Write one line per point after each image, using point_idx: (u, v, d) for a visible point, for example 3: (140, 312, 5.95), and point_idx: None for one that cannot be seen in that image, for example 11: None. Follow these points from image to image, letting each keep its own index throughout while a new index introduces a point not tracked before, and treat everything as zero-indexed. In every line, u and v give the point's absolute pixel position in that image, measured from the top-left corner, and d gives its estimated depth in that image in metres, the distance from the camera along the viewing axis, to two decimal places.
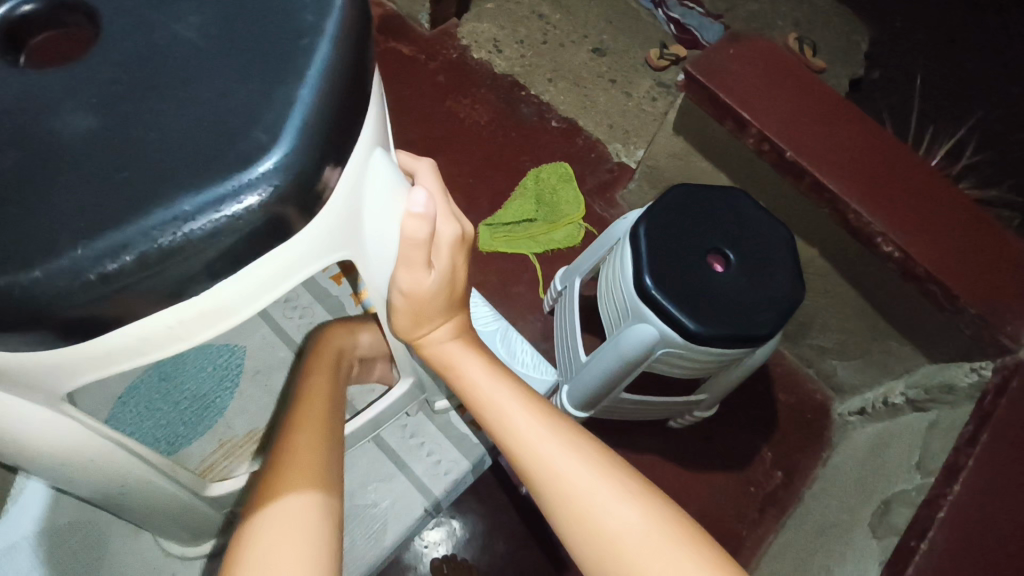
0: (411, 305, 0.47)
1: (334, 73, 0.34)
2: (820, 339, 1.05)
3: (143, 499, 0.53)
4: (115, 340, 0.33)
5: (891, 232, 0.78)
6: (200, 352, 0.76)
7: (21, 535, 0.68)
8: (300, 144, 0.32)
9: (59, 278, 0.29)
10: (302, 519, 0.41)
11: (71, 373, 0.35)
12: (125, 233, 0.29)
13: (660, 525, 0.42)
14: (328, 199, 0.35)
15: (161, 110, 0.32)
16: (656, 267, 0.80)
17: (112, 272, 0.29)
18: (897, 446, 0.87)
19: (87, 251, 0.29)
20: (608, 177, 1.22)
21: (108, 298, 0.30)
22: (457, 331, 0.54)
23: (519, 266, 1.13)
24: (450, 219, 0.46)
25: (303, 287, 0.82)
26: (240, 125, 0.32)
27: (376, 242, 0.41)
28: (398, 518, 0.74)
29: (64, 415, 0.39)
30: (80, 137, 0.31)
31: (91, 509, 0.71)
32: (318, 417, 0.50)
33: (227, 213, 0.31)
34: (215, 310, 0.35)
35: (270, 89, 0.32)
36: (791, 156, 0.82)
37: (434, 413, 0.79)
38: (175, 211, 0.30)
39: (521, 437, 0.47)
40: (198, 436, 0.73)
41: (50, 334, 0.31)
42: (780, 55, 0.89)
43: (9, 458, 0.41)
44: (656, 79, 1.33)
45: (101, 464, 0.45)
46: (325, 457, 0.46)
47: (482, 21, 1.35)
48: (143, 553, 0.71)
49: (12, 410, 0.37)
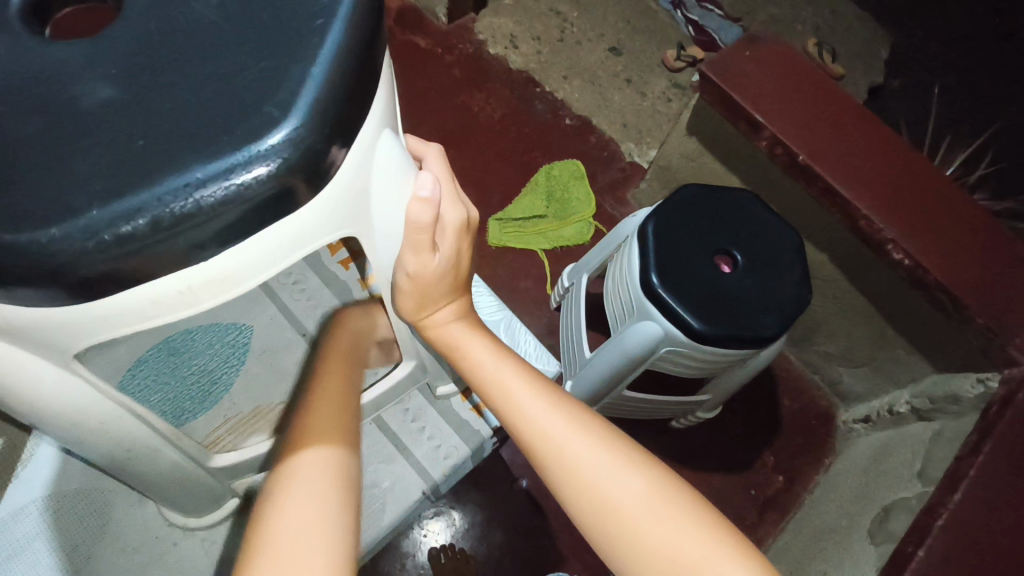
0: (416, 288, 0.48)
1: (347, 52, 0.35)
2: (826, 345, 1.05)
3: (149, 466, 0.54)
4: (127, 301, 0.34)
5: (902, 240, 0.78)
6: (208, 328, 0.77)
7: (31, 498, 0.70)
8: (311, 120, 0.33)
9: (74, 237, 0.30)
10: (316, 482, 0.42)
11: (80, 332, 0.36)
12: (139, 197, 0.30)
13: (659, 492, 0.43)
14: (334, 175, 0.36)
15: (180, 83, 0.33)
16: (662, 265, 0.80)
17: (125, 234, 0.30)
18: (900, 454, 0.87)
19: (102, 214, 0.30)
20: (620, 176, 1.23)
21: (122, 258, 0.31)
22: (460, 313, 0.54)
23: (527, 260, 1.14)
24: (456, 206, 0.47)
25: (310, 268, 0.82)
26: (254, 99, 0.33)
27: (382, 224, 0.43)
28: (398, 500, 0.75)
29: (74, 376, 0.40)
30: (101, 105, 0.32)
31: (97, 477, 0.73)
32: (336, 388, 0.51)
33: (237, 181, 0.31)
34: (225, 277, 0.36)
35: (284, 67, 0.33)
36: (803, 160, 0.82)
37: (436, 398, 0.79)
38: (188, 177, 0.31)
39: (524, 414, 0.48)
40: (204, 412, 0.74)
41: (62, 291, 0.32)
42: (797, 59, 0.89)
43: (21, 415, 0.43)
44: (671, 80, 1.33)
45: (108, 428, 0.46)
46: (342, 426, 0.47)
47: (499, 16, 1.36)
48: (145, 522, 0.72)
49: (25, 367, 0.38)
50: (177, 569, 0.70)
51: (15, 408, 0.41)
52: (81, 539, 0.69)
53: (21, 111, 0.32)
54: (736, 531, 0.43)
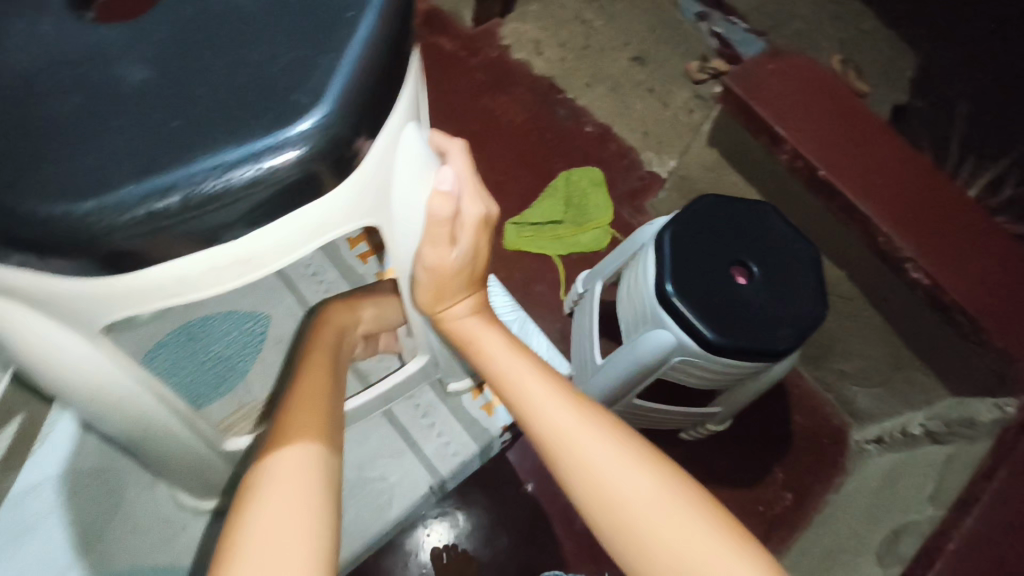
0: (434, 280, 0.48)
1: (376, 44, 0.35)
2: (841, 364, 1.05)
3: (165, 446, 0.54)
4: (153, 277, 0.35)
5: (921, 259, 0.77)
6: (227, 315, 0.78)
7: (46, 476, 0.71)
8: (339, 109, 0.33)
9: (109, 210, 0.31)
10: (297, 472, 0.43)
11: (105, 305, 0.37)
12: (173, 175, 0.31)
13: (668, 488, 0.43)
14: (359, 164, 0.37)
15: (214, 68, 0.34)
16: (678, 274, 0.80)
17: (158, 210, 0.31)
18: (912, 477, 0.86)
19: (137, 189, 0.31)
20: (639, 185, 1.23)
21: (152, 234, 0.32)
22: (476, 308, 0.55)
23: (542, 265, 1.15)
24: (477, 201, 0.48)
25: (328, 260, 0.83)
26: (285, 87, 0.33)
27: (404, 215, 0.43)
28: (406, 495, 0.76)
29: (101, 352, 0.41)
30: (138, 87, 0.33)
31: (111, 458, 0.74)
32: (317, 387, 0.52)
33: (267, 164, 0.32)
34: (248, 257, 0.37)
35: (315, 56, 0.34)
36: (823, 175, 0.82)
37: (447, 395, 0.79)
38: (220, 158, 0.32)
39: (535, 407, 0.48)
40: (219, 398, 0.75)
41: (91, 263, 0.33)
42: (823, 74, 0.89)
43: (47, 385, 0.44)
44: (695, 91, 1.33)
45: (130, 406, 0.47)
46: (322, 421, 0.48)
47: (525, 22, 1.37)
48: (157, 505, 0.73)
49: (55, 342, 0.39)
50: (188, 550, 0.71)
51: (43, 378, 0.43)
52: (96, 518, 0.71)
53: (62, 90, 0.33)
54: (747, 533, 0.42)
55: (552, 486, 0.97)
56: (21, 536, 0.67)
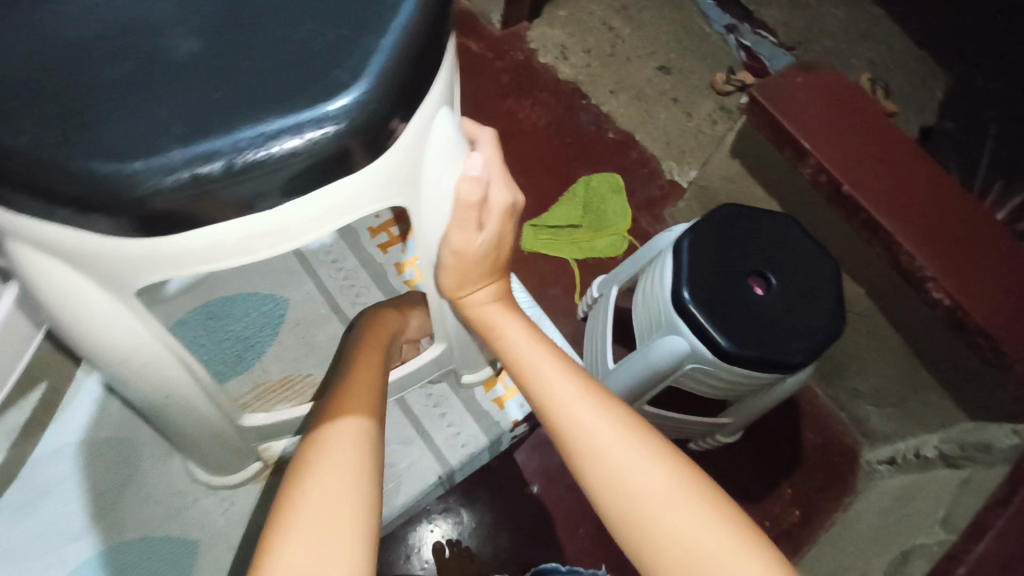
0: (458, 265, 0.49)
1: (416, 27, 0.36)
2: (855, 383, 1.04)
3: (185, 416, 0.55)
4: (191, 242, 0.37)
5: (943, 279, 0.76)
6: (247, 297, 0.79)
7: (67, 442, 0.74)
8: (377, 88, 0.35)
9: (155, 172, 0.33)
10: (347, 440, 0.48)
11: (140, 269, 0.38)
12: (217, 142, 0.33)
13: (684, 482, 0.44)
14: (393, 144, 0.38)
15: (258, 42, 0.35)
16: (695, 281, 0.80)
17: (201, 175, 0.33)
18: (923, 500, 0.85)
19: (183, 154, 0.33)
20: (658, 194, 1.23)
21: (194, 198, 0.34)
22: (497, 295, 0.57)
23: (558, 268, 1.15)
24: (505, 189, 0.48)
25: (349, 249, 0.83)
26: (327, 64, 0.35)
27: (434, 199, 0.44)
28: (414, 482, 0.76)
29: (132, 315, 0.42)
30: (183, 57, 0.35)
31: (129, 429, 0.76)
32: (370, 371, 0.58)
33: (307, 137, 0.34)
34: (282, 229, 0.38)
35: (358, 35, 0.35)
36: (847, 190, 0.82)
37: (460, 386, 0.80)
38: (263, 128, 0.33)
39: (556, 395, 0.50)
40: (236, 376, 0.76)
41: (128, 224, 0.34)
42: (850, 89, 0.89)
43: (78, 346, 0.45)
44: (719, 103, 1.33)
45: (155, 372, 0.48)
46: (372, 399, 0.53)
47: (552, 27, 1.38)
48: (172, 476, 0.74)
49: (86, 302, 0.40)
50: (198, 523, 0.72)
51: (75, 339, 0.44)
52: (111, 485, 0.73)
53: (107, 57, 0.34)
54: (759, 532, 0.43)
55: (558, 488, 0.97)
56: (44, 495, 0.71)
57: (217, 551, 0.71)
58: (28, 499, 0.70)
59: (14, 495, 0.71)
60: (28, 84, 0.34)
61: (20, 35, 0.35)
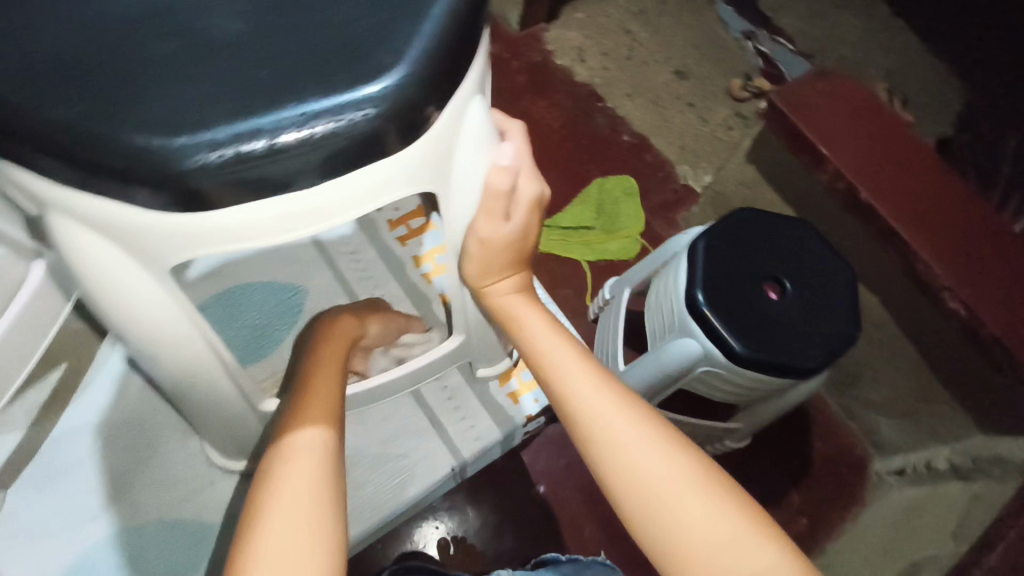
0: (484, 254, 0.52)
1: (451, 18, 0.40)
2: (866, 392, 1.03)
3: (209, 397, 0.56)
4: (235, 218, 0.39)
5: (960, 288, 0.75)
6: (267, 286, 0.80)
7: (87, 422, 0.75)
8: (415, 74, 0.38)
9: (204, 144, 0.36)
10: (308, 455, 0.47)
11: (181, 242, 0.41)
12: (264, 119, 0.36)
13: (698, 475, 0.45)
14: (428, 129, 0.42)
15: (300, 27, 0.38)
16: (709, 283, 0.80)
17: (248, 151, 0.36)
18: (934, 512, 0.84)
19: (231, 130, 0.36)
20: (672, 198, 1.23)
21: (240, 172, 0.37)
22: (519, 287, 0.59)
23: (570, 269, 1.15)
24: (533, 180, 0.52)
25: (367, 241, 0.85)
26: (369, 49, 0.38)
27: (463, 187, 0.48)
28: (426, 473, 0.76)
29: (165, 289, 0.45)
30: (230, 38, 0.38)
31: (148, 411, 0.76)
32: (330, 378, 0.56)
33: (348, 117, 0.37)
34: (321, 209, 0.41)
35: (398, 22, 0.39)
36: (865, 198, 0.81)
37: (475, 379, 0.80)
38: (307, 108, 0.37)
39: (574, 388, 0.51)
40: (255, 362, 0.77)
41: (169, 200, 0.37)
42: (868, 95, 0.89)
43: (109, 320, 0.47)
44: (735, 109, 1.33)
45: (184, 350, 0.49)
46: (332, 407, 0.52)
47: (570, 29, 1.38)
48: (187, 460, 0.75)
49: (124, 273, 0.43)
50: (212, 507, 0.73)
51: (109, 313, 0.46)
52: (127, 466, 0.73)
53: (159, 37, 0.38)
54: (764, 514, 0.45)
55: (565, 489, 0.97)
56: (62, 474, 0.72)
57: (230, 538, 0.71)
58: (48, 477, 0.72)
59: (33, 472, 0.72)
60: (82, 74, 0.36)
61: (76, 33, 0.38)
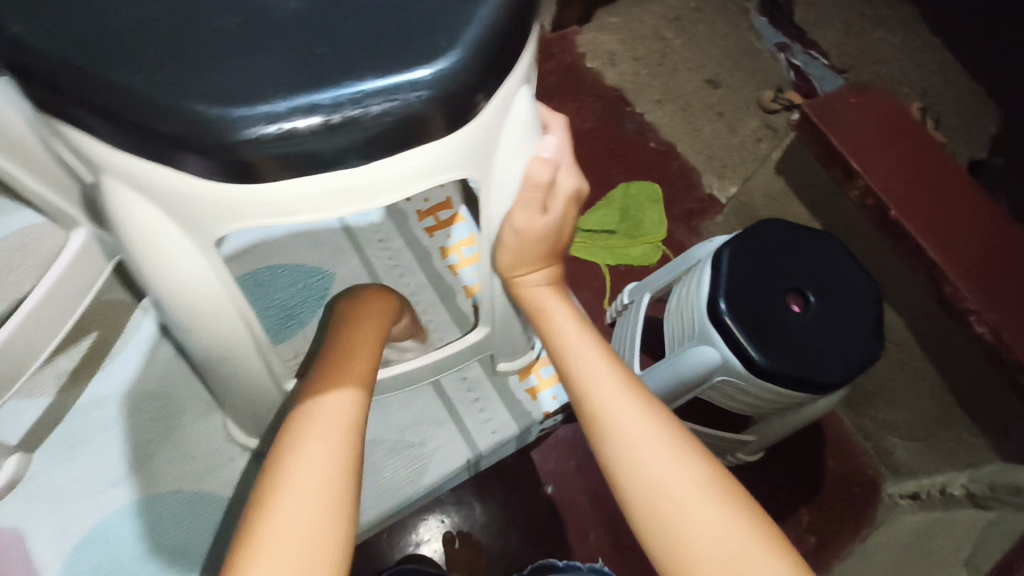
0: (518, 244, 0.53)
1: (505, 4, 0.40)
2: (884, 414, 1.02)
3: (239, 372, 0.57)
4: (286, 193, 0.41)
5: (986, 312, 0.74)
6: (297, 269, 0.82)
7: (113, 392, 0.76)
8: (467, 58, 0.39)
9: (260, 118, 0.36)
10: (331, 417, 0.47)
11: (227, 213, 0.42)
12: (318, 96, 0.37)
13: (711, 488, 0.45)
14: (475, 117, 0.42)
15: (357, 6, 0.39)
16: (731, 292, 0.80)
17: (301, 127, 0.37)
18: (946, 539, 0.83)
19: (287, 104, 0.36)
20: (697, 207, 1.22)
21: (291, 147, 0.38)
22: (550, 280, 0.60)
23: (590, 272, 1.15)
24: (572, 174, 0.53)
25: (396, 230, 0.85)
26: (425, 30, 0.39)
27: (504, 176, 0.49)
28: (442, 462, 0.77)
29: (207, 261, 0.46)
30: (290, 14, 0.39)
31: (172, 385, 0.78)
32: (364, 348, 0.56)
33: (401, 98, 0.38)
34: (361, 187, 0.42)
35: (456, 6, 0.40)
36: (894, 215, 0.81)
37: (495, 373, 0.80)
38: (361, 87, 0.37)
39: (595, 384, 0.51)
40: (280, 342, 0.78)
41: (218, 168, 0.38)
42: (901, 111, 0.88)
43: (150, 288, 0.48)
44: (764, 121, 1.32)
45: (218, 322, 0.50)
46: (358, 373, 0.53)
47: (603, 33, 1.38)
48: (209, 435, 0.76)
49: (170, 241, 0.44)
50: (229, 482, 0.74)
51: (151, 281, 0.47)
52: (149, 438, 0.75)
53: (222, 10, 0.39)
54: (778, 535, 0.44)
55: (572, 491, 0.97)
56: (86, 441, 0.74)
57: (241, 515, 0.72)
58: (72, 443, 0.73)
59: (58, 438, 0.74)
60: (143, 45, 0.37)
61: (140, 6, 0.38)
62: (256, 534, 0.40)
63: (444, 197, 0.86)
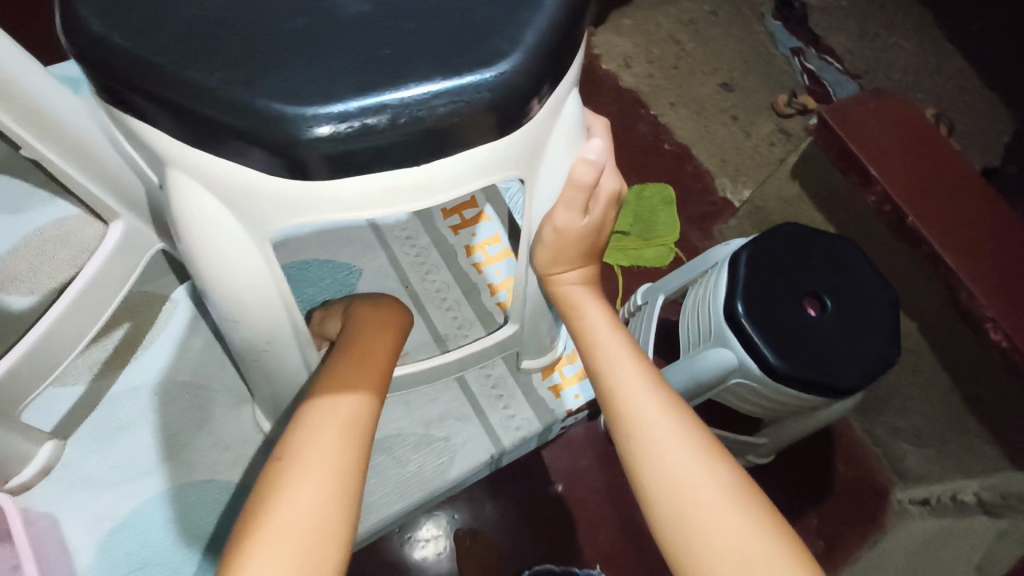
0: (557, 243, 0.54)
1: (562, 11, 0.42)
2: (894, 419, 1.02)
3: (279, 366, 0.58)
4: (347, 190, 0.42)
5: (1003, 320, 0.74)
6: (326, 265, 0.83)
7: (146, 381, 0.78)
8: (526, 61, 0.40)
9: (330, 116, 0.37)
10: (339, 416, 0.48)
11: (288, 208, 0.43)
12: (386, 95, 0.38)
13: (735, 496, 0.45)
14: (529, 119, 0.43)
15: (418, 9, 0.40)
16: (749, 295, 0.80)
17: (369, 125, 0.38)
18: (957, 546, 0.84)
19: (356, 103, 0.38)
20: (710, 209, 1.22)
21: (356, 145, 0.39)
22: (585, 280, 0.61)
23: (603, 273, 1.15)
24: (613, 176, 0.55)
25: (422, 228, 0.86)
26: (485, 34, 0.40)
27: (551, 175, 0.50)
28: (466, 457, 0.78)
29: (261, 255, 0.47)
30: (355, 16, 0.40)
31: (202, 376, 0.79)
32: (376, 351, 0.57)
33: (464, 99, 0.39)
34: (416, 185, 0.43)
35: (515, 11, 0.41)
36: (911, 222, 0.81)
37: (518, 370, 0.81)
38: (427, 87, 0.38)
39: (624, 385, 0.52)
40: None
41: (281, 163, 0.39)
42: (918, 117, 0.88)
43: (200, 281, 0.49)
44: (778, 125, 1.32)
45: (265, 316, 0.51)
46: (367, 374, 0.53)
47: (618, 36, 1.39)
48: (240, 425, 0.77)
49: (228, 236, 0.45)
50: (251, 474, 0.75)
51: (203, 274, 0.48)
52: (182, 426, 0.76)
53: (287, 11, 0.40)
54: (799, 543, 0.44)
55: (583, 490, 0.97)
56: (121, 429, 0.75)
57: None
58: (109, 429, 0.75)
59: (94, 425, 0.75)
60: (212, 44, 0.38)
61: (205, 6, 0.40)
62: (259, 523, 0.41)
63: (467, 197, 0.88)
